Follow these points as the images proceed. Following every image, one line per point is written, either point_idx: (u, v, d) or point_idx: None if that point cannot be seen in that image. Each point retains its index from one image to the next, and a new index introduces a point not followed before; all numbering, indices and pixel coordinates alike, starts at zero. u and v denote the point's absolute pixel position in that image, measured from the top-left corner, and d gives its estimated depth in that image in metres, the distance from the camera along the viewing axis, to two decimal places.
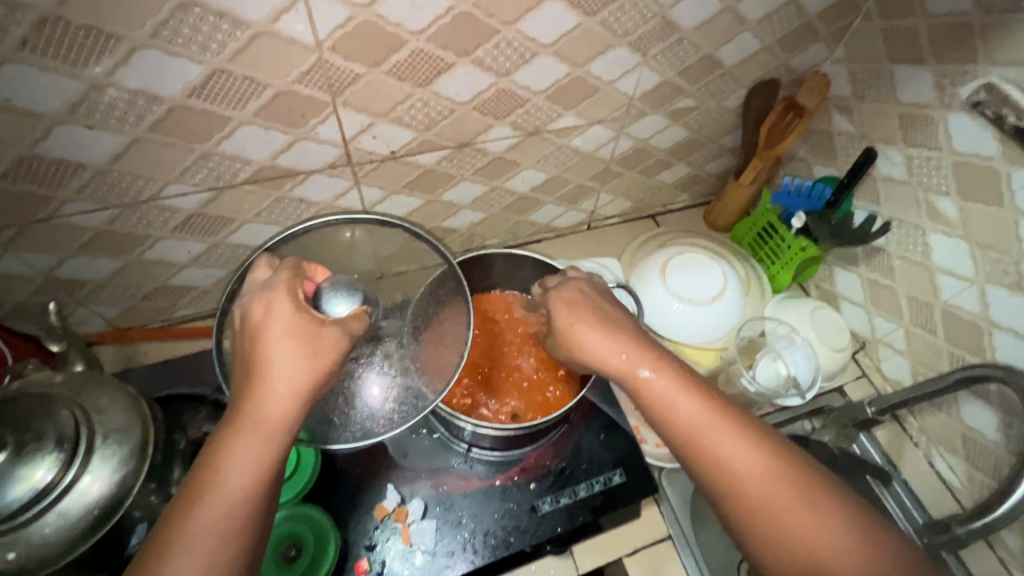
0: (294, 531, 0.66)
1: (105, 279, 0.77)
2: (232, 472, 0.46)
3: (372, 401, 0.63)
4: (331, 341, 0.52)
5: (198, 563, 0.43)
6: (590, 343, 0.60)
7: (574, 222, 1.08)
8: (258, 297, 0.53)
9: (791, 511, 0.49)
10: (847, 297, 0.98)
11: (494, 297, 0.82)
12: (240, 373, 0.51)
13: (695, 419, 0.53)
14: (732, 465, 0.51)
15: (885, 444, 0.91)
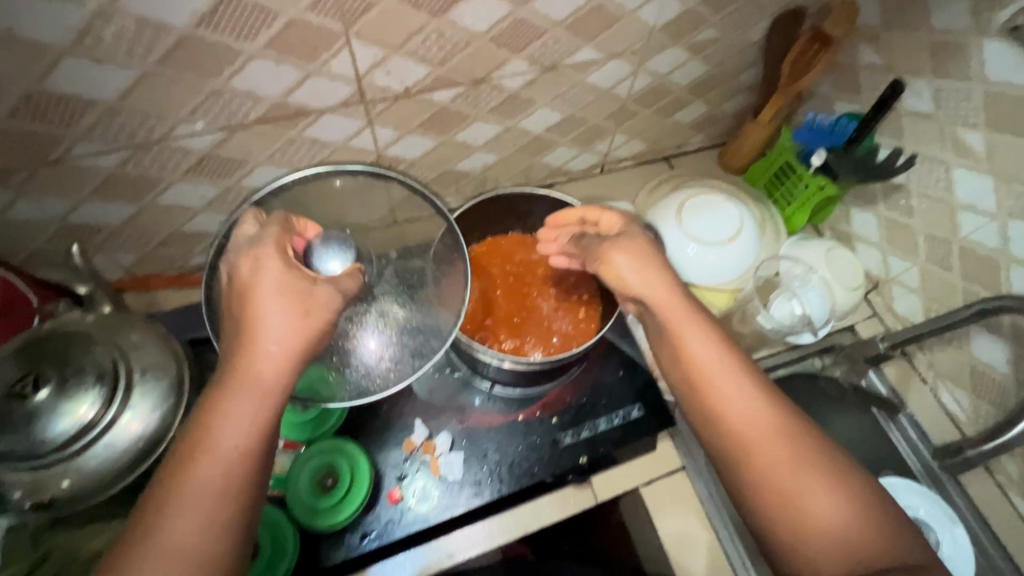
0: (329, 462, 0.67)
1: (121, 225, 0.76)
2: (226, 432, 0.47)
3: (368, 357, 0.65)
4: (321, 301, 0.53)
5: (193, 520, 0.44)
6: (626, 276, 0.61)
7: (587, 165, 1.06)
8: (246, 254, 0.54)
9: (792, 471, 0.51)
10: (863, 237, 0.98)
11: (510, 239, 0.81)
12: (229, 333, 0.53)
13: (714, 369, 0.55)
14: (742, 417, 0.53)
15: (893, 379, 0.93)
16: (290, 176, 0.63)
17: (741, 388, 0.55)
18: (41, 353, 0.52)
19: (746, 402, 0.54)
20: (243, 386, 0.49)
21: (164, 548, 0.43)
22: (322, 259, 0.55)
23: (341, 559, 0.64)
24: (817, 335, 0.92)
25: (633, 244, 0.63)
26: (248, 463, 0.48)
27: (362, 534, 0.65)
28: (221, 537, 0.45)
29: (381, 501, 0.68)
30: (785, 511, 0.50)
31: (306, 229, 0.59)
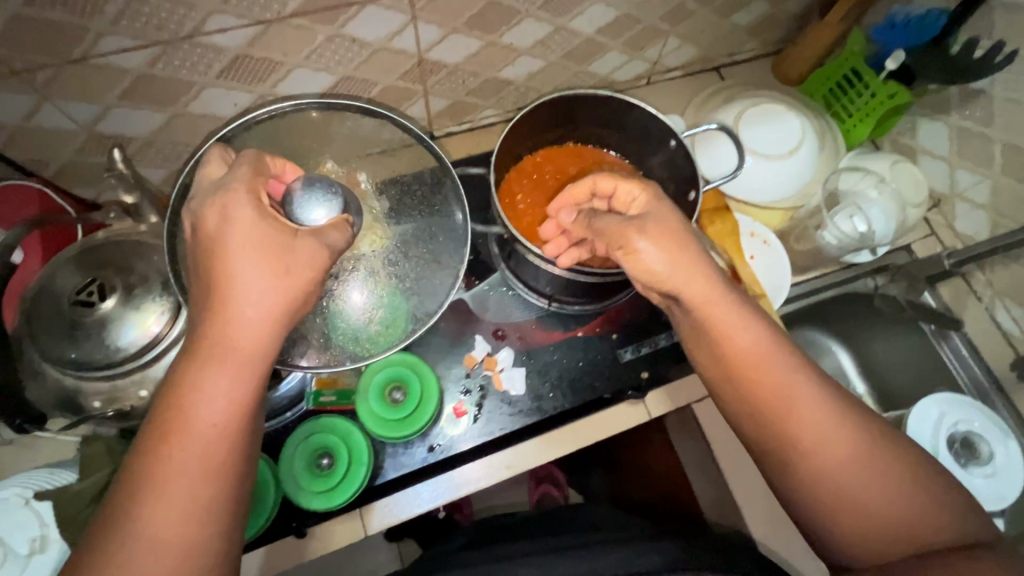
0: (396, 377, 0.66)
1: (151, 136, 0.71)
2: (201, 409, 0.44)
3: (355, 316, 0.61)
4: (306, 257, 0.47)
5: (178, 508, 0.42)
6: (658, 265, 0.52)
7: (634, 75, 0.98)
8: (211, 200, 0.46)
9: (851, 471, 0.49)
10: (928, 150, 0.93)
11: (564, 150, 0.75)
12: (196, 289, 0.47)
13: (768, 371, 0.51)
14: (805, 421, 0.50)
15: (947, 298, 0.91)
16: (278, 106, 0.63)
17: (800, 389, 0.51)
18: (106, 258, 0.50)
19: (807, 405, 0.50)
20: (220, 357, 0.45)
21: (155, 538, 0.41)
22: (307, 207, 0.48)
23: (409, 468, 0.65)
24: (876, 254, 0.87)
25: (666, 222, 0.53)
26: (230, 444, 0.44)
27: (429, 447, 0.66)
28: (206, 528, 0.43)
29: (446, 414, 0.68)
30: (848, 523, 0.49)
31: (283, 172, 0.53)
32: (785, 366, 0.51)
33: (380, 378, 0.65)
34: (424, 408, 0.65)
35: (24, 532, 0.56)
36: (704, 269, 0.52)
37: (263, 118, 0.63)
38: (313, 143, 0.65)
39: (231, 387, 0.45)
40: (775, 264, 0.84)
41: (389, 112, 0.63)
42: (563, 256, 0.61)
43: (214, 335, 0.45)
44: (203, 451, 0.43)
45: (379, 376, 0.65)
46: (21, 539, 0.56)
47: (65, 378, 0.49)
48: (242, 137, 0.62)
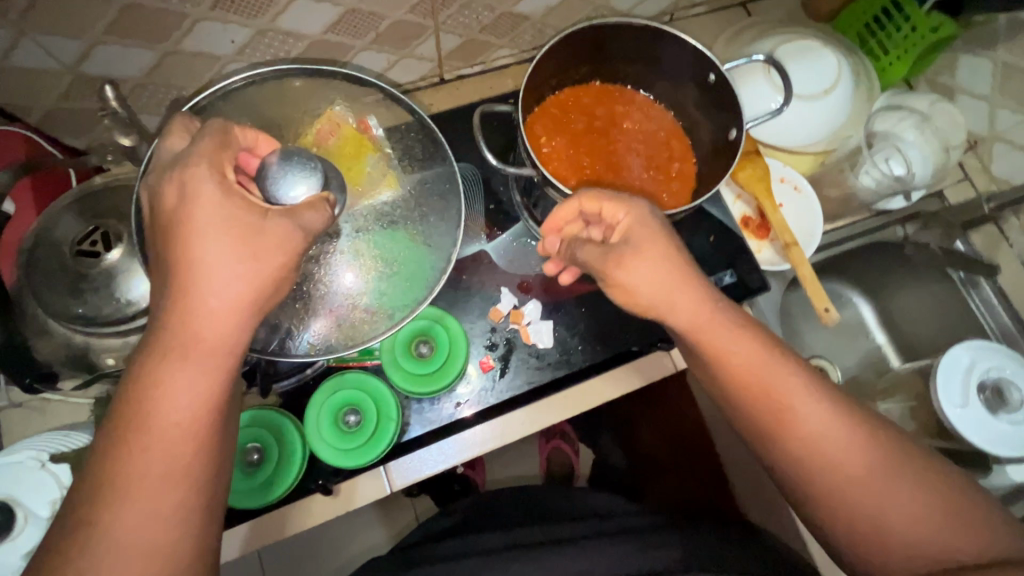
0: (426, 332, 0.64)
1: (143, 77, 0.65)
2: (163, 404, 0.41)
3: (338, 301, 0.57)
4: (276, 240, 0.44)
5: (148, 503, 0.40)
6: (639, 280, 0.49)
7: (657, 11, 0.91)
8: (171, 177, 0.43)
9: (895, 505, 0.44)
10: (968, 88, 0.88)
11: (593, 89, 0.70)
12: (157, 270, 0.44)
13: (776, 392, 0.47)
14: (823, 449, 0.46)
15: (980, 245, 0.87)
16: (254, 74, 0.58)
17: (812, 409, 0.47)
18: (103, 206, 0.47)
19: (822, 429, 0.46)
20: (184, 349, 0.42)
21: (122, 540, 0.39)
22: (285, 180, 0.45)
23: (436, 424, 0.63)
24: (909, 200, 0.84)
25: (649, 239, 0.50)
26: (198, 440, 0.42)
27: (456, 403, 0.64)
28: (182, 526, 0.41)
29: (472, 368, 0.65)
30: (885, 558, 0.44)
31: (257, 144, 0.49)
32: (792, 386, 0.47)
33: (409, 333, 0.63)
34: (448, 371, 0.62)
35: (43, 494, 0.54)
36: (693, 288, 0.49)
37: (265, 78, 0.59)
38: (292, 104, 0.60)
39: (198, 380, 0.42)
40: (806, 212, 0.80)
41: (385, 84, 0.60)
42: (566, 272, 0.64)
43: (177, 324, 0.42)
44: (166, 450, 0.41)
45: (409, 331, 0.63)
46: (42, 501, 0.54)
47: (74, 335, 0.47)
48: (216, 106, 0.58)
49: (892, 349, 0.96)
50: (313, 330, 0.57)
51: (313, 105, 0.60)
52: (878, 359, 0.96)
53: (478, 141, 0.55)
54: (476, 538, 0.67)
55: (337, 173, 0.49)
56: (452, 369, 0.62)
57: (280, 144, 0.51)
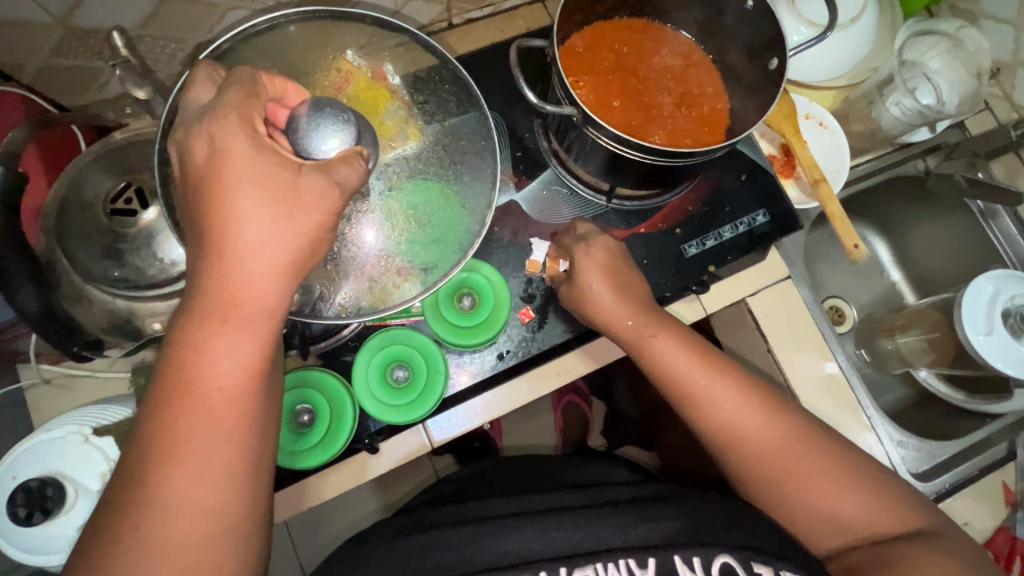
0: (474, 286, 0.63)
1: (140, 28, 0.60)
2: (209, 369, 0.39)
3: (371, 264, 0.55)
4: (313, 198, 0.39)
5: (200, 469, 0.39)
6: (593, 295, 0.58)
7: None
8: (199, 128, 0.38)
9: (796, 463, 0.53)
10: (992, 13, 0.86)
11: (620, 25, 0.67)
12: (191, 230, 0.40)
13: (698, 383, 0.56)
14: (739, 429, 0.55)
15: (999, 174, 0.87)
16: (278, 15, 0.54)
17: (727, 396, 0.55)
18: (129, 163, 0.46)
19: (737, 410, 0.55)
20: (221, 315, 0.39)
21: (178, 503, 0.38)
22: (316, 134, 0.41)
23: (478, 377, 0.63)
24: (935, 131, 0.84)
25: (589, 260, 0.59)
26: (244, 405, 0.40)
27: (497, 355, 0.64)
28: (236, 489, 0.40)
29: (513, 320, 0.64)
30: (793, 505, 0.53)
31: (285, 94, 0.45)
32: (710, 378, 0.56)
33: (458, 284, 0.62)
34: (481, 333, 0.62)
35: (91, 467, 0.53)
36: (625, 299, 0.58)
37: (294, 18, 0.55)
38: (320, 51, 0.57)
39: (243, 345, 0.39)
40: (833, 148, 0.79)
41: (410, 30, 0.56)
42: None
43: (214, 287, 0.39)
44: (212, 418, 0.39)
45: (458, 280, 0.63)
46: (90, 474, 0.53)
47: (116, 300, 0.46)
48: (238, 51, 0.54)
49: (906, 285, 0.97)
50: (349, 289, 0.55)
51: (320, 61, 0.56)
52: (893, 295, 0.97)
53: (517, 78, 0.53)
54: (489, 502, 0.63)
55: (370, 126, 0.45)
56: (485, 333, 0.62)
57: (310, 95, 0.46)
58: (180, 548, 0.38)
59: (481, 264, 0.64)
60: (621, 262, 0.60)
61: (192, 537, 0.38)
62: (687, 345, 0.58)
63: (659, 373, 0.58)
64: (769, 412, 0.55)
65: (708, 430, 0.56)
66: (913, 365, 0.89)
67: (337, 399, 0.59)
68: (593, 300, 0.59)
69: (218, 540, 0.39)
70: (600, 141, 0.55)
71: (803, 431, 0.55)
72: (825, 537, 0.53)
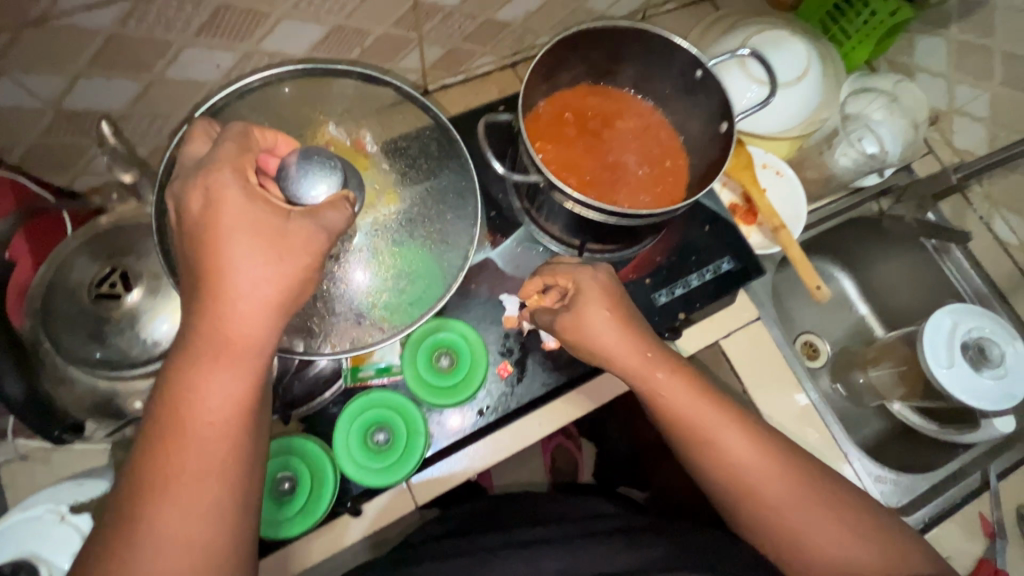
0: (449, 343, 0.65)
1: (128, 108, 0.64)
2: (200, 404, 0.40)
3: (357, 302, 0.58)
4: (301, 241, 0.42)
5: (185, 508, 0.39)
6: (597, 330, 0.57)
7: (631, 9, 0.92)
8: (195, 182, 0.41)
9: (807, 512, 0.54)
10: (926, 68, 0.92)
11: (579, 91, 0.72)
12: (184, 278, 0.42)
13: (699, 421, 0.56)
14: (750, 475, 0.55)
15: (949, 213, 0.92)
16: (270, 74, 0.58)
17: (733, 438, 0.56)
18: (117, 244, 0.47)
19: (741, 449, 0.56)
20: (214, 351, 0.40)
21: (166, 540, 0.38)
22: (305, 179, 0.43)
23: (460, 434, 0.64)
24: (883, 175, 0.90)
25: (593, 297, 0.58)
26: (234, 440, 0.41)
27: (478, 411, 0.65)
28: (223, 526, 0.40)
29: (492, 376, 0.66)
30: (803, 555, 0.53)
31: (276, 144, 0.48)
32: (713, 414, 0.57)
33: (432, 343, 0.64)
34: (461, 392, 0.63)
35: (65, 546, 0.52)
36: (633, 338, 0.58)
37: (283, 78, 0.59)
38: (309, 103, 0.60)
39: (233, 382, 0.40)
40: (790, 195, 0.84)
41: (397, 81, 0.60)
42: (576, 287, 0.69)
43: (205, 326, 0.40)
44: (201, 454, 0.40)
45: (432, 340, 0.64)
46: (65, 554, 0.52)
47: (99, 380, 0.46)
48: (234, 106, 0.57)
49: (874, 319, 1.00)
50: (338, 325, 0.57)
51: (303, 127, 0.59)
52: (862, 330, 1.00)
53: (484, 151, 0.57)
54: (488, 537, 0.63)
55: (356, 172, 0.48)
56: (464, 390, 0.63)
57: (299, 145, 0.49)
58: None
59: (455, 324, 0.66)
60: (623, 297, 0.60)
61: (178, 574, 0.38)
62: (690, 379, 0.58)
63: (670, 416, 0.57)
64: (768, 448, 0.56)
65: (707, 466, 0.56)
66: (886, 398, 0.91)
67: (315, 458, 0.59)
68: (598, 338, 0.58)
69: None
70: (568, 204, 0.59)
71: (795, 469, 0.56)
72: None
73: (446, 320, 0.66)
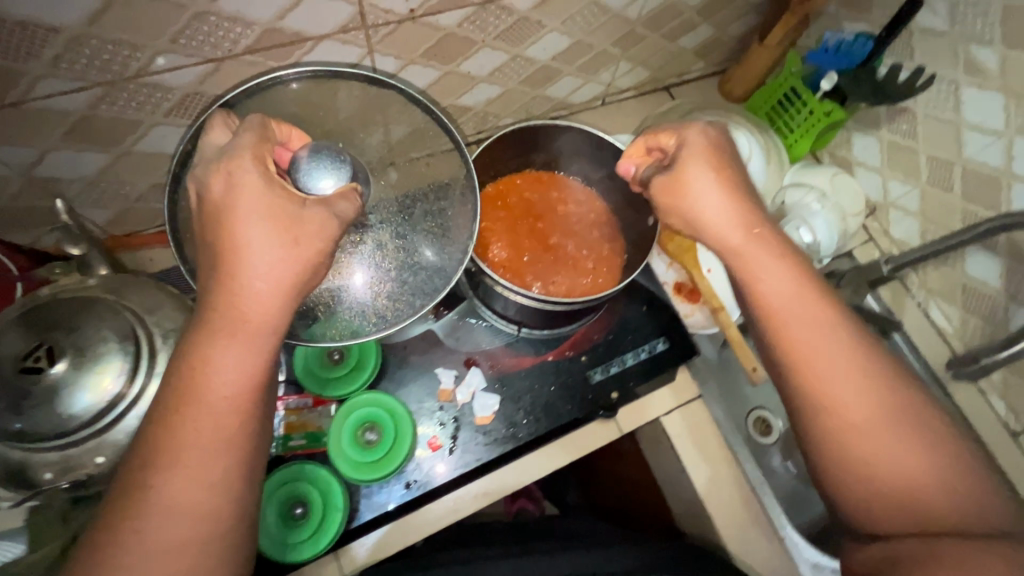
0: (374, 418, 0.66)
1: (96, 177, 0.68)
2: (214, 378, 0.43)
3: (361, 293, 0.58)
4: (315, 228, 0.45)
5: (192, 475, 0.42)
6: (695, 198, 0.54)
7: (590, 97, 0.99)
8: (217, 167, 0.44)
9: (885, 433, 0.47)
10: (862, 162, 0.97)
11: (526, 176, 0.78)
12: (205, 259, 0.45)
13: (797, 339, 0.50)
14: (831, 388, 0.49)
15: (887, 299, 0.97)
16: (282, 72, 0.55)
17: (820, 337, 0.50)
18: (47, 318, 0.47)
19: (844, 384, 0.48)
20: (231, 327, 0.43)
21: (179, 503, 0.41)
22: (312, 173, 0.46)
23: (385, 508, 0.65)
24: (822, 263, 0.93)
25: (698, 156, 0.54)
26: (245, 413, 0.44)
27: (405, 484, 0.66)
28: (231, 490, 0.43)
29: (422, 449, 0.68)
30: (860, 474, 0.47)
31: (291, 139, 0.50)
32: (818, 334, 0.50)
33: (357, 418, 0.66)
34: (385, 467, 0.64)
35: None
36: (739, 208, 0.54)
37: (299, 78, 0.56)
38: (317, 107, 0.58)
39: (245, 357, 0.44)
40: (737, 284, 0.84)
41: (400, 83, 0.58)
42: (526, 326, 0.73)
43: (225, 298, 0.44)
44: (215, 422, 0.43)
45: (358, 415, 0.66)
46: None
47: (12, 450, 0.46)
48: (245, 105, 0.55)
49: None
50: (343, 314, 0.58)
51: None
52: None
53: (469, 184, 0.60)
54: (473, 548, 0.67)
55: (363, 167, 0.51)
56: (388, 467, 0.64)
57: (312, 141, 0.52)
58: (179, 547, 0.41)
59: (385, 400, 0.67)
60: (738, 168, 0.55)
61: (178, 539, 0.41)
62: (800, 283, 0.52)
63: (755, 298, 0.52)
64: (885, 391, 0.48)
65: (799, 390, 0.50)
66: None
67: None
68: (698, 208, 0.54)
69: (204, 543, 0.42)
70: (499, 289, 0.66)
71: (889, 412, 0.48)
72: (877, 513, 0.47)
73: (377, 395, 0.67)
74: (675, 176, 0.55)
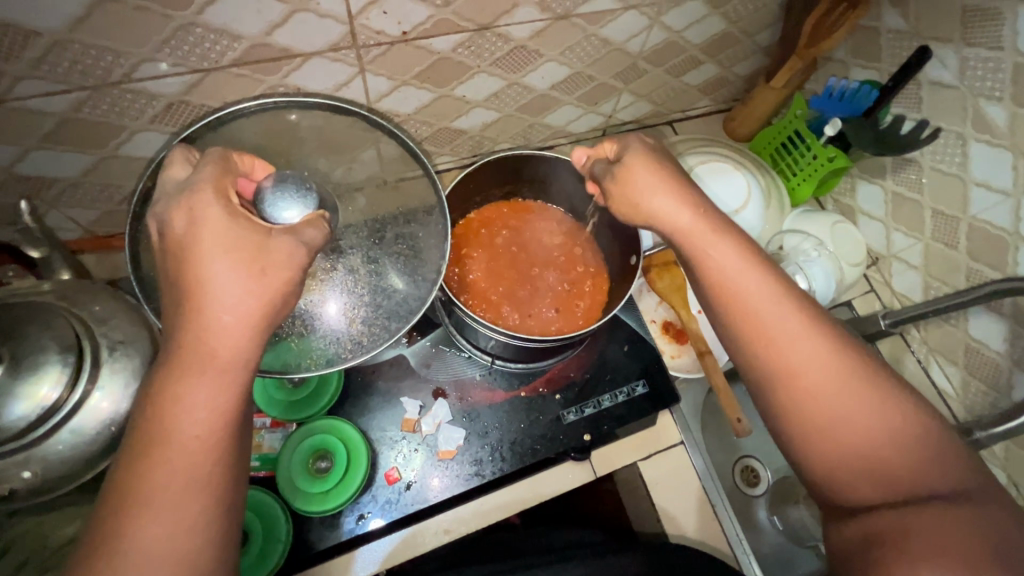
0: (327, 446, 0.64)
1: (79, 177, 0.68)
2: (184, 418, 0.39)
3: (336, 320, 0.54)
4: (280, 257, 0.42)
5: (165, 524, 0.38)
6: (644, 193, 0.53)
7: (591, 127, 0.98)
8: (178, 203, 0.41)
9: (850, 399, 0.44)
10: (866, 211, 0.94)
11: (506, 207, 0.76)
12: (167, 296, 0.42)
13: (752, 308, 0.47)
14: (792, 359, 0.46)
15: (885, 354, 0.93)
16: (268, 101, 0.54)
17: (778, 306, 0.47)
18: None
19: (803, 352, 0.46)
20: (200, 364, 0.40)
21: (150, 556, 0.37)
22: (275, 204, 0.43)
23: (339, 539, 0.63)
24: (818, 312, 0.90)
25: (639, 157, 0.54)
26: (219, 453, 0.40)
27: (358, 517, 0.64)
28: (205, 536, 0.39)
29: (378, 482, 0.66)
30: (825, 441, 0.44)
31: (253, 171, 0.48)
32: (775, 303, 0.47)
33: (310, 445, 0.64)
34: (333, 500, 0.62)
35: None
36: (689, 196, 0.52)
37: (284, 106, 0.55)
38: (282, 137, 0.56)
39: (217, 394, 0.40)
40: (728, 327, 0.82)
41: (361, 109, 0.55)
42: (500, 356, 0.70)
43: (190, 335, 0.40)
44: (187, 463, 0.39)
45: (311, 442, 0.64)
46: None
47: None
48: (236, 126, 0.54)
49: None
50: (318, 343, 0.54)
51: None
52: None
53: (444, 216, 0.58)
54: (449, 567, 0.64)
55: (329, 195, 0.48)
56: (335, 500, 0.62)
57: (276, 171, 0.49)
58: None
59: (341, 429, 0.65)
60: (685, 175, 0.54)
61: None
62: (749, 260, 0.49)
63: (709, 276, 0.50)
64: (843, 355, 0.46)
65: (762, 373, 0.47)
66: None
67: None
68: (646, 202, 0.53)
69: None
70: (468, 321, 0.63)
71: (851, 373, 0.45)
72: (845, 480, 0.44)
73: (334, 423, 0.66)
74: (622, 180, 0.54)
